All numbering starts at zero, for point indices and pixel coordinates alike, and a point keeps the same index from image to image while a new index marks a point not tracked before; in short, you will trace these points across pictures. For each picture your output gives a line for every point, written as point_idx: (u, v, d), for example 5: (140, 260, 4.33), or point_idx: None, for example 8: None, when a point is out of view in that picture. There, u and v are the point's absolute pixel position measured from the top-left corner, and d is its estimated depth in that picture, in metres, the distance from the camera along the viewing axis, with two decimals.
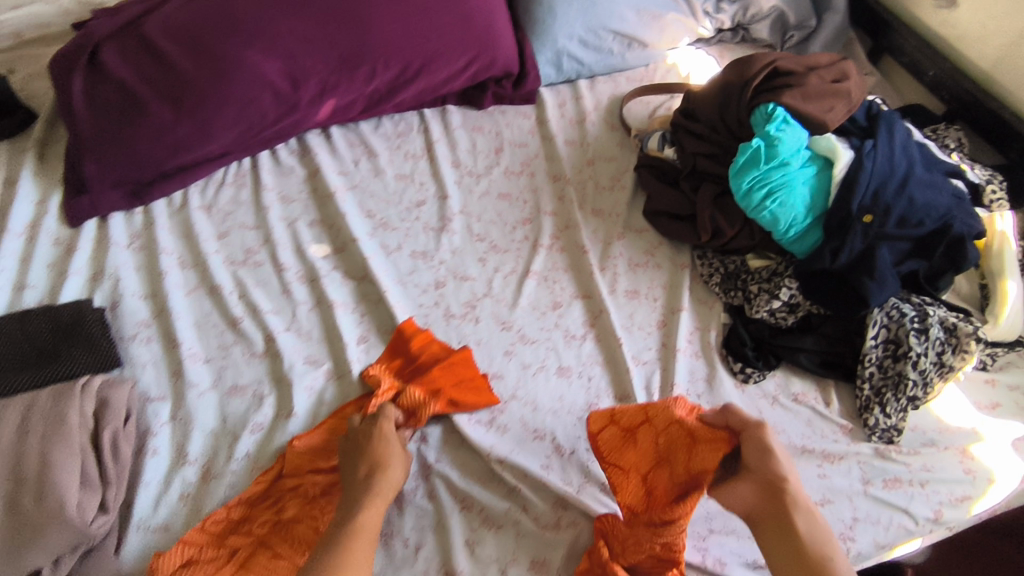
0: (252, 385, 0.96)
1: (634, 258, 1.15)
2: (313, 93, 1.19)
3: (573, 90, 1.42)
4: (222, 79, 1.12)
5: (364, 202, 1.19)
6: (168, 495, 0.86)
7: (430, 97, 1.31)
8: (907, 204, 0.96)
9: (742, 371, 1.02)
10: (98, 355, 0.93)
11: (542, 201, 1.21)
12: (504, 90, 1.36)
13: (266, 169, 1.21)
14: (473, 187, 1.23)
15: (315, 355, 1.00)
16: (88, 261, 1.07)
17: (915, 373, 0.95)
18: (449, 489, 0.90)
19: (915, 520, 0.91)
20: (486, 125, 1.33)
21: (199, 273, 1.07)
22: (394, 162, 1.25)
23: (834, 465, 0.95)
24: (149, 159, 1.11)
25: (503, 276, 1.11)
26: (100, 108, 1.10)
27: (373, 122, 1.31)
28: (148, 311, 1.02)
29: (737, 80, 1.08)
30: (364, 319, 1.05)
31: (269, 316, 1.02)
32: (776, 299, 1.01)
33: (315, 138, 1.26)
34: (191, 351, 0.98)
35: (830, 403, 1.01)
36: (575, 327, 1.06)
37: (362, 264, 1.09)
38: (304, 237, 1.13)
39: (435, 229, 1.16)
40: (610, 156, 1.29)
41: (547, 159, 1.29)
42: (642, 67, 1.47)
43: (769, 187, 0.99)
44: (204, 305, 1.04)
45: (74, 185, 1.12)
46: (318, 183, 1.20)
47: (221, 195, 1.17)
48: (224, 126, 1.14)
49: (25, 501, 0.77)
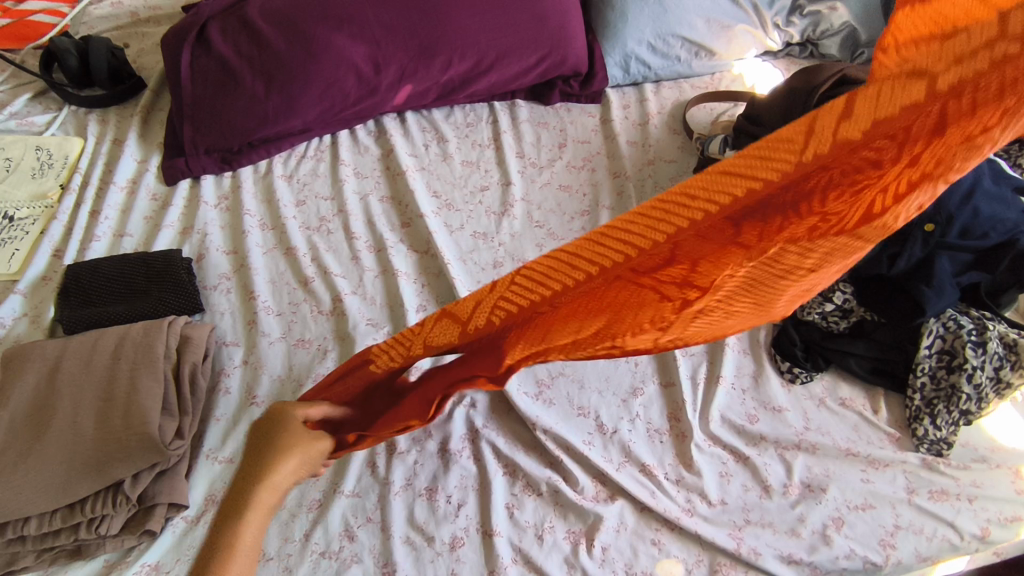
0: (317, 340, 1.03)
1: None
2: (392, 77, 1.28)
3: (638, 93, 1.46)
4: (312, 58, 1.21)
5: (432, 184, 1.25)
6: (235, 431, 0.92)
7: (501, 90, 1.38)
8: (971, 216, 0.95)
9: (789, 371, 1.03)
10: (186, 299, 1.02)
11: (601, 196, 1.25)
12: (572, 88, 1.42)
13: (344, 146, 1.29)
14: (535, 178, 1.28)
15: (377, 318, 1.06)
16: (180, 216, 1.17)
17: (969, 386, 0.94)
18: (493, 450, 0.93)
19: (961, 536, 0.88)
20: (551, 121, 1.39)
21: (277, 235, 1.15)
22: (462, 149, 1.32)
23: (879, 471, 0.93)
24: (240, 128, 1.21)
25: None
26: (201, 80, 1.22)
27: (444, 111, 1.38)
28: (229, 266, 1.11)
29: (804, 86, 1.13)
30: (424, 289, 1.10)
31: (338, 279, 1.09)
32: (828, 301, 1.01)
33: (389, 121, 1.34)
34: (265, 304, 1.06)
35: (878, 410, 1.00)
36: None
37: (426, 239, 1.15)
38: (374, 210, 1.20)
39: (497, 213, 1.22)
40: (670, 158, 1.32)
41: (608, 156, 1.33)
42: (707, 76, 1.50)
43: None
44: (279, 264, 1.12)
45: (173, 149, 1.24)
46: (391, 162, 1.27)
47: (301, 166, 1.26)
48: (310, 103, 1.23)
49: (114, 417, 0.84)
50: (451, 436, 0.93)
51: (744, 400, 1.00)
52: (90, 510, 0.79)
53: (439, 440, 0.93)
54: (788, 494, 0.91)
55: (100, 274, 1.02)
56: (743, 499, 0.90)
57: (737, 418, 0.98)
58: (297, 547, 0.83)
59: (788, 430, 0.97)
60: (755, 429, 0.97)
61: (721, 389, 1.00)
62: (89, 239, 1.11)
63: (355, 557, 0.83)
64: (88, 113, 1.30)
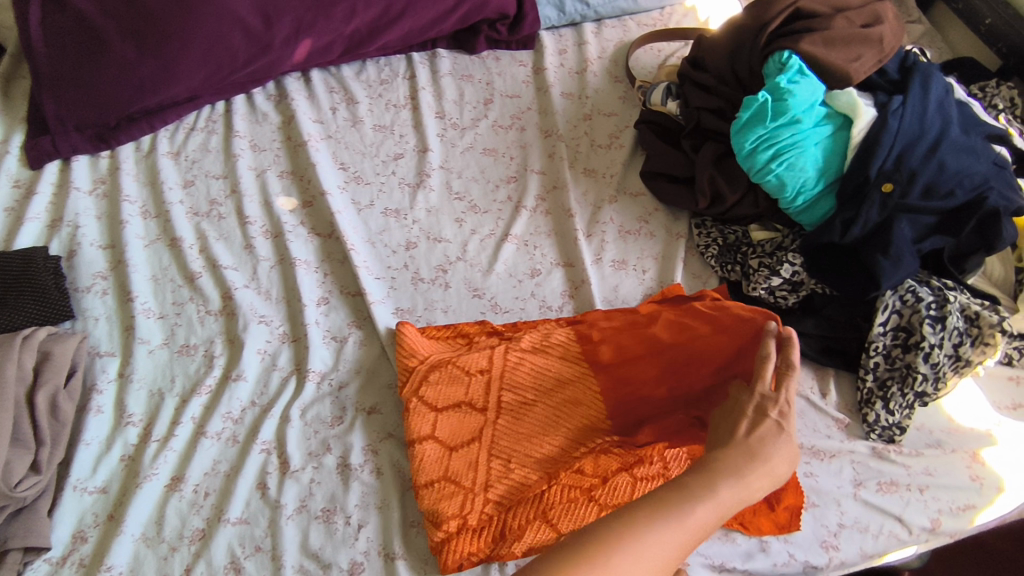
0: (203, 345, 0.92)
1: (625, 225, 1.05)
2: (287, 32, 1.12)
3: (576, 35, 1.30)
4: (187, 13, 1.05)
5: (339, 154, 1.11)
6: (108, 456, 0.83)
7: (418, 40, 1.22)
8: (935, 171, 0.84)
9: None
10: (52, 306, 0.90)
11: (530, 158, 1.12)
12: (499, 34, 1.25)
13: (239, 114, 1.14)
14: (456, 141, 1.14)
15: (270, 314, 0.95)
16: (48, 206, 1.03)
17: (926, 366, 0.84)
18: (400, 459, 0.84)
19: (910, 530, 0.82)
20: (477, 73, 1.23)
21: (161, 224, 1.02)
22: (374, 112, 1.17)
23: (824, 463, 0.85)
24: (112, 99, 1.06)
25: (480, 239, 1.03)
26: (59, 43, 1.05)
27: (355, 67, 1.22)
28: (105, 262, 0.98)
29: (753, 24, 0.96)
30: (327, 279, 0.98)
31: (228, 271, 0.97)
32: (776, 276, 0.90)
33: (291, 82, 1.18)
34: (144, 306, 0.94)
35: (826, 393, 0.91)
36: (552, 297, 0.98)
37: (329, 220, 1.02)
38: (271, 188, 1.06)
39: (412, 185, 1.08)
40: (610, 111, 1.18)
41: (540, 112, 1.18)
42: (656, 11, 1.34)
43: (776, 148, 0.89)
44: (162, 257, 0.99)
45: (39, 126, 1.08)
46: (292, 131, 1.13)
47: (189, 141, 1.11)
48: (191, 67, 1.08)
49: None
50: (352, 448, 0.84)
51: None
52: None
53: (337, 455, 0.84)
54: None
55: None
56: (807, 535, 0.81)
57: None
58: None
59: None
60: None
61: None
62: None
63: None
64: None
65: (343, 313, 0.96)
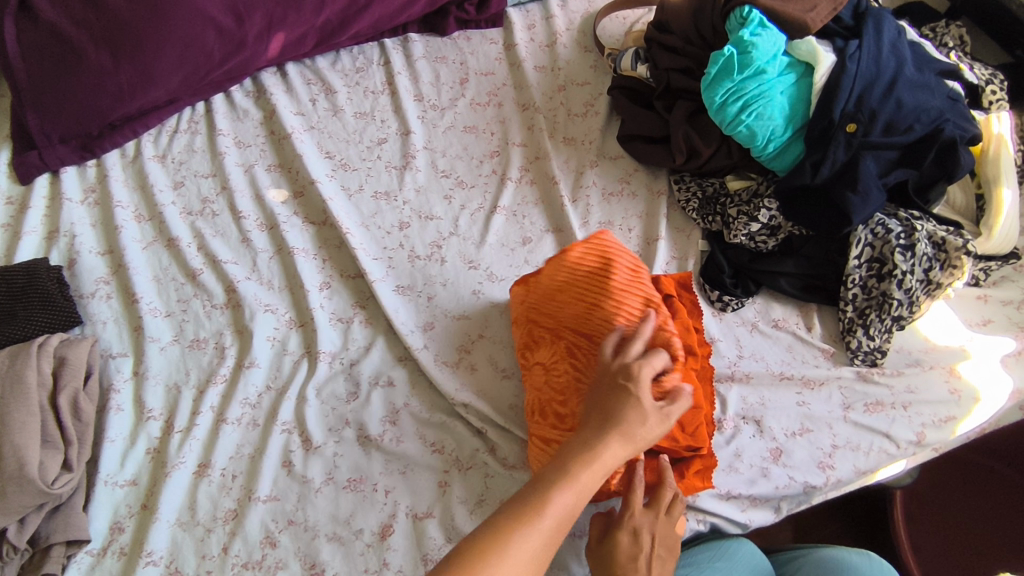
0: (213, 338, 0.95)
1: (608, 187, 1.09)
2: (259, 27, 1.13)
3: (543, 9, 1.32)
4: (158, 14, 1.05)
5: (323, 144, 1.14)
6: (134, 450, 0.86)
7: (388, 26, 1.24)
8: (893, 108, 0.89)
9: (719, 300, 0.97)
10: (60, 314, 0.92)
11: (511, 132, 1.15)
12: (468, 13, 1.27)
13: (220, 113, 1.16)
14: (437, 122, 1.17)
15: (275, 302, 0.97)
16: (42, 218, 1.04)
17: (900, 292, 0.90)
18: (416, 422, 0.89)
19: (897, 444, 0.87)
20: (450, 54, 1.25)
21: (156, 226, 1.04)
22: (354, 100, 1.19)
23: (814, 391, 0.91)
24: (92, 108, 1.07)
25: (470, 214, 1.07)
26: (34, 56, 1.05)
27: (330, 58, 1.24)
28: (105, 268, 1.00)
29: None
30: (326, 264, 1.01)
31: (229, 266, 1.00)
32: (754, 221, 0.95)
33: (268, 77, 1.19)
34: (150, 306, 0.96)
35: (811, 327, 0.97)
36: (545, 262, 1.02)
37: (322, 208, 1.05)
38: (261, 182, 1.08)
39: (398, 168, 1.11)
40: (583, 80, 1.22)
41: (515, 87, 1.22)
42: None
43: (744, 100, 0.93)
44: (162, 258, 1.01)
45: (23, 140, 1.08)
46: (274, 125, 1.14)
47: (174, 143, 1.13)
48: (168, 69, 1.09)
49: None
50: (369, 421, 0.88)
51: None
52: None
53: (356, 428, 0.88)
54: (722, 431, 0.88)
55: None
56: (807, 460, 0.86)
57: None
58: (217, 561, 0.79)
59: (720, 362, 0.93)
60: None
61: None
62: None
63: (280, 562, 0.79)
64: None
65: (345, 295, 0.99)
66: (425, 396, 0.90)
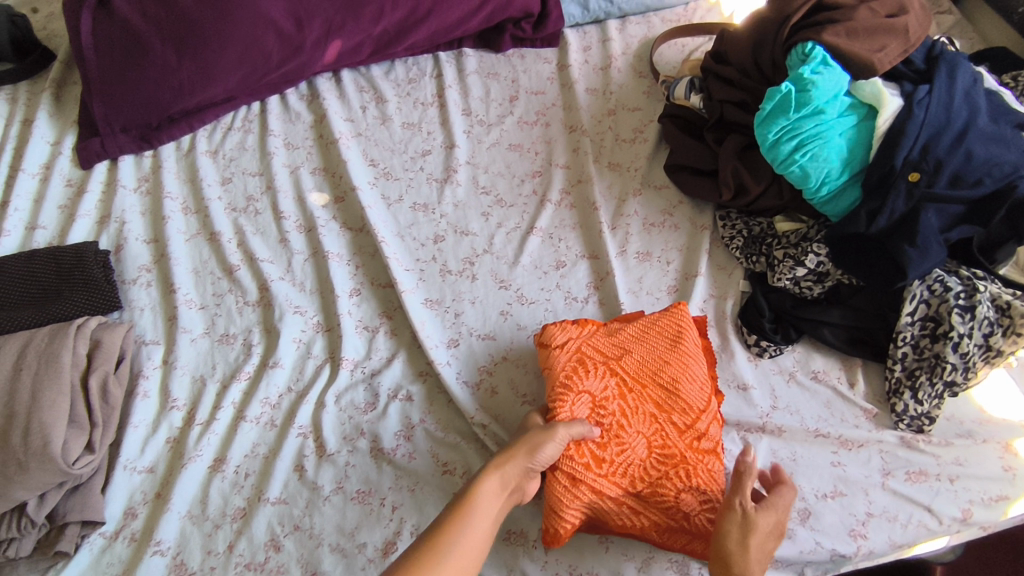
0: (242, 334, 0.96)
1: (650, 217, 1.06)
2: (318, 33, 1.16)
3: (601, 32, 1.31)
4: (224, 16, 1.09)
5: (369, 151, 1.15)
6: (155, 438, 0.87)
7: (444, 40, 1.25)
8: (963, 159, 0.83)
9: (757, 345, 0.93)
10: (102, 297, 0.96)
11: (555, 153, 1.14)
12: (524, 31, 1.27)
13: (273, 114, 1.18)
14: (482, 138, 1.17)
15: (305, 305, 0.98)
16: (97, 203, 1.08)
17: (956, 356, 0.84)
18: (430, 440, 0.87)
19: (939, 520, 0.81)
20: (502, 71, 1.25)
21: (201, 219, 1.07)
22: (402, 110, 1.20)
23: (851, 453, 0.85)
24: (154, 101, 1.11)
25: (507, 232, 1.05)
26: (106, 48, 1.10)
27: (384, 67, 1.26)
28: (149, 256, 1.03)
29: (775, 17, 0.97)
30: (358, 271, 1.02)
31: (265, 264, 1.01)
32: (800, 266, 0.90)
33: (322, 82, 1.22)
34: (186, 297, 0.98)
35: (854, 384, 0.91)
36: (577, 289, 1.00)
37: (360, 215, 1.06)
38: (304, 184, 1.10)
39: (439, 180, 1.11)
40: (634, 106, 1.20)
41: (564, 108, 1.20)
42: (681, 7, 1.35)
43: (799, 139, 0.89)
44: (202, 251, 1.04)
45: (88, 127, 1.13)
46: (323, 130, 1.16)
47: (227, 140, 1.16)
48: (228, 68, 1.12)
49: (13, 437, 0.78)
50: (384, 434, 0.87)
51: None
52: None
53: (370, 439, 0.87)
54: None
55: (6, 276, 0.95)
56: (837, 525, 0.81)
57: None
58: (220, 559, 0.80)
59: (752, 411, 0.88)
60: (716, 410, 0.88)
61: None
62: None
63: (281, 568, 0.79)
64: None
65: (374, 303, 0.99)
66: (443, 414, 0.89)
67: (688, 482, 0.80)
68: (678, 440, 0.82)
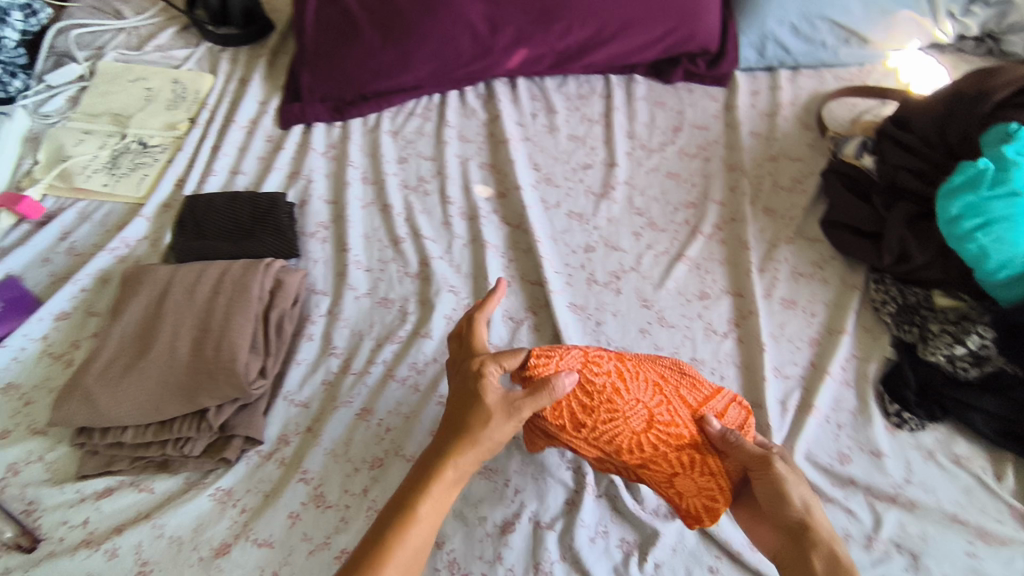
0: (400, 301, 1.04)
1: (800, 267, 1.07)
2: (508, 40, 1.24)
3: (771, 80, 1.33)
4: (430, 13, 1.19)
5: (534, 156, 1.21)
6: (313, 377, 0.96)
7: (619, 64, 1.31)
8: None
9: (896, 415, 0.91)
10: (285, 243, 1.06)
11: (712, 188, 1.17)
12: (697, 67, 1.31)
13: (452, 107, 1.28)
14: (643, 161, 1.21)
15: (458, 286, 1.05)
16: (290, 160, 1.21)
17: None
18: None
19: None
20: (670, 102, 1.30)
21: (377, 190, 1.17)
22: (570, 122, 1.26)
23: (991, 547, 0.81)
24: (354, 79, 1.23)
25: (655, 255, 1.09)
26: (325, 27, 1.23)
27: (558, 80, 1.33)
28: (328, 215, 1.14)
29: (975, 93, 0.97)
30: (511, 264, 1.08)
31: (428, 242, 1.09)
32: (960, 345, 0.88)
33: (500, 86, 1.30)
34: (355, 258, 1.08)
35: (1001, 478, 0.87)
36: (719, 322, 1.02)
37: (520, 213, 1.12)
38: (472, 176, 1.18)
39: (596, 194, 1.16)
40: (796, 156, 1.21)
41: (726, 147, 1.23)
42: (855, 67, 1.34)
43: (985, 218, 0.87)
44: (374, 219, 1.13)
45: (293, 93, 1.27)
46: (496, 129, 1.24)
47: (408, 123, 1.26)
48: (423, 60, 1.22)
49: (207, 348, 0.89)
50: None
51: (837, 437, 0.90)
52: (178, 430, 0.86)
53: None
54: (872, 550, 0.81)
55: (212, 209, 1.08)
56: None
57: (826, 458, 0.88)
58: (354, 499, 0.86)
59: (885, 480, 0.86)
60: (845, 471, 0.87)
61: (813, 419, 0.91)
62: (208, 173, 1.16)
63: None
64: (221, 51, 1.35)
65: (521, 297, 1.04)
66: None
67: (684, 467, 0.78)
68: (687, 420, 0.79)
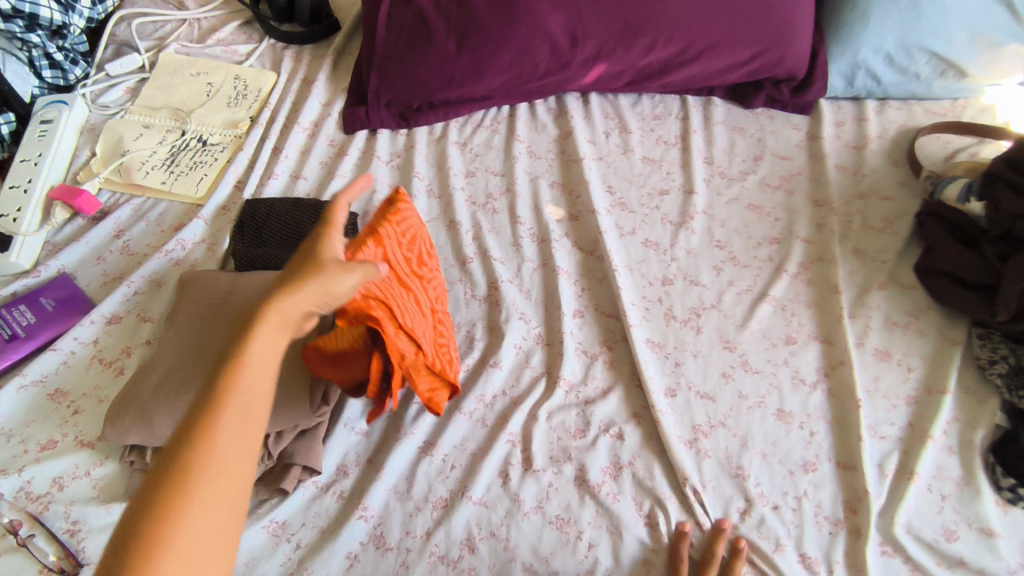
0: (466, 326, 0.98)
1: (893, 315, 1.00)
2: (588, 54, 1.17)
3: (858, 110, 1.26)
4: (508, 22, 1.13)
5: (608, 177, 1.15)
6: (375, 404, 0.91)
7: (699, 85, 1.24)
8: None
9: (1011, 490, 0.82)
10: None
11: (797, 224, 1.10)
12: (781, 93, 1.25)
13: (522, 121, 1.22)
14: (723, 190, 1.14)
15: (529, 313, 0.99)
16: (354, 167, 1.15)
17: None
18: (636, 485, 0.85)
19: None
20: (750, 127, 1.23)
21: (443, 205, 1.11)
22: (646, 144, 1.20)
23: None
24: (423, 85, 1.17)
25: (737, 292, 1.02)
26: (396, 29, 1.17)
27: (632, 98, 1.27)
28: None
29: None
30: (584, 293, 1.02)
31: (497, 264, 1.03)
32: None
33: (573, 101, 1.24)
34: None
35: None
36: (807, 370, 0.95)
37: (594, 238, 1.06)
38: (543, 196, 1.12)
39: (674, 223, 1.10)
40: (887, 194, 1.14)
41: (811, 179, 1.16)
42: (947, 101, 1.27)
43: None
44: (440, 236, 1.08)
45: (358, 96, 1.22)
46: (568, 147, 1.18)
47: (476, 135, 1.20)
48: (497, 70, 1.16)
49: None
50: (591, 465, 0.86)
51: (940, 509, 0.83)
52: None
53: (576, 466, 0.86)
54: None
55: (274, 216, 1.02)
56: None
57: (931, 533, 0.81)
58: (417, 542, 0.81)
59: (996, 563, 0.79)
60: (951, 550, 0.80)
61: (913, 488, 0.84)
62: (268, 175, 1.11)
63: (474, 570, 0.79)
64: (284, 48, 1.30)
65: (595, 329, 0.98)
66: (653, 460, 0.87)
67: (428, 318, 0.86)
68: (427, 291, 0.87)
